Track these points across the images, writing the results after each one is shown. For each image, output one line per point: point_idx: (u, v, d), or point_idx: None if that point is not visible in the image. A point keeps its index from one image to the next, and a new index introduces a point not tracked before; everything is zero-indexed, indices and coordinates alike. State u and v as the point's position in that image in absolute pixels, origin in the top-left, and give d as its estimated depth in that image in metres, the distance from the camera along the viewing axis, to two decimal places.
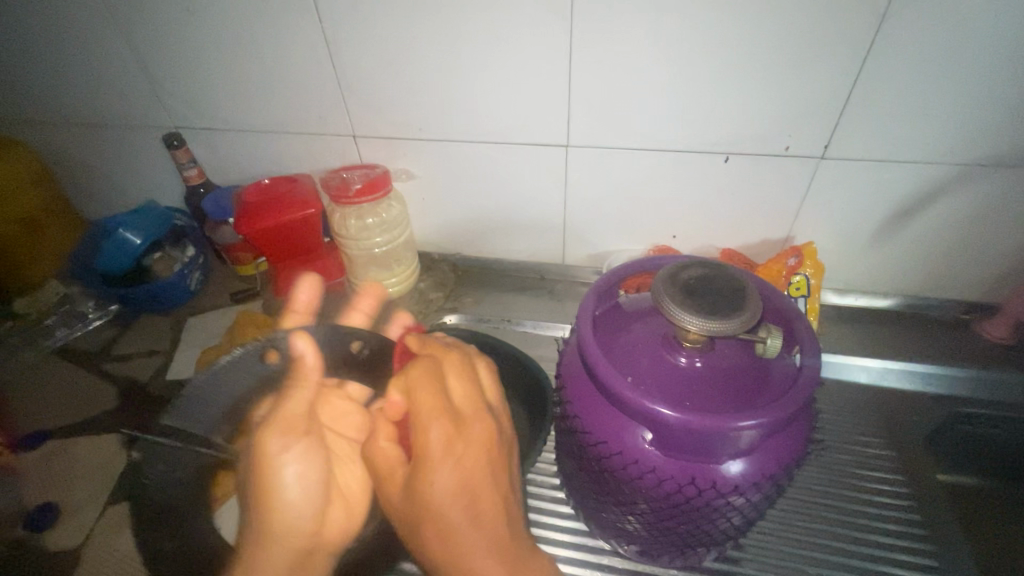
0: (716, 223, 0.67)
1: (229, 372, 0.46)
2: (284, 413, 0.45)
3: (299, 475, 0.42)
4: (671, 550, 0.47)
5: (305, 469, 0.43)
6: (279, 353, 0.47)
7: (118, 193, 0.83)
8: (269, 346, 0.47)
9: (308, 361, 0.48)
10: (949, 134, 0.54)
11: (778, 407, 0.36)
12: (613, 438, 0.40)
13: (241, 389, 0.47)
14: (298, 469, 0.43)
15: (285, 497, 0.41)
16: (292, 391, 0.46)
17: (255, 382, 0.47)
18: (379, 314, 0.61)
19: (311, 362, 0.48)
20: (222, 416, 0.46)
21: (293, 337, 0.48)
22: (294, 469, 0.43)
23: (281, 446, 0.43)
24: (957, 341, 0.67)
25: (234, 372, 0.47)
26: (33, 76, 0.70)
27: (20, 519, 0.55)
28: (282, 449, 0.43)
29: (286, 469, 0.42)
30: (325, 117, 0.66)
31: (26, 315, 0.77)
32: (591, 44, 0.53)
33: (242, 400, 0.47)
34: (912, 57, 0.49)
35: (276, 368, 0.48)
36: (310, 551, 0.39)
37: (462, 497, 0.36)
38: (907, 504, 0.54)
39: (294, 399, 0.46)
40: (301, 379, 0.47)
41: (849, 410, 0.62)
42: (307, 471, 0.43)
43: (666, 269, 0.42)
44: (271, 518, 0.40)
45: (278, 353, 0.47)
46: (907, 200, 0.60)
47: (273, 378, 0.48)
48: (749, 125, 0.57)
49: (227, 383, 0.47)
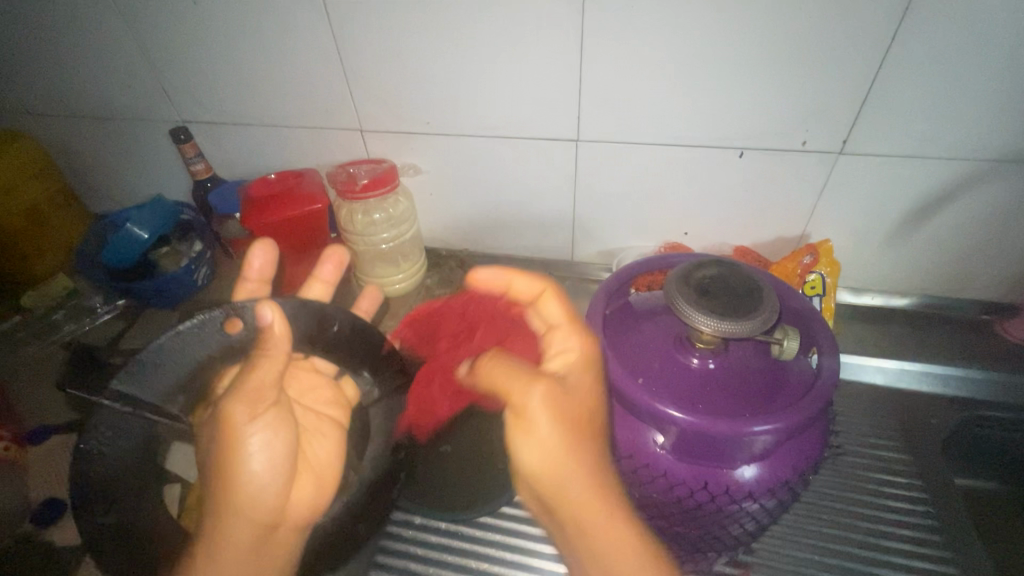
0: (728, 220, 0.65)
1: (190, 341, 0.42)
2: (245, 387, 0.38)
3: (269, 448, 0.39)
4: (682, 555, 0.46)
5: (278, 436, 0.40)
6: (242, 321, 0.42)
7: (126, 186, 0.83)
8: (232, 314, 0.42)
9: (277, 334, 0.41)
10: (974, 129, 0.52)
11: (795, 412, 0.35)
12: (623, 441, 0.39)
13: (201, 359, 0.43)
14: (267, 442, 0.39)
15: (250, 469, 0.38)
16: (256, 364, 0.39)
17: (215, 352, 0.42)
18: (369, 305, 0.62)
19: (280, 339, 0.41)
20: (180, 388, 0.43)
21: (260, 306, 0.42)
22: (262, 439, 0.39)
23: (249, 417, 0.38)
24: (976, 342, 0.66)
25: (199, 344, 0.42)
26: (40, 69, 0.70)
27: (27, 512, 0.56)
28: (250, 421, 0.38)
29: (253, 440, 0.38)
30: (331, 110, 0.65)
31: (34, 309, 0.77)
32: (603, 37, 0.52)
33: (201, 372, 0.43)
34: (937, 50, 0.48)
35: (241, 337, 0.42)
36: (272, 527, 0.39)
37: (560, 438, 0.35)
38: (923, 509, 0.53)
39: (263, 369, 0.39)
40: (268, 351, 0.40)
41: (864, 412, 0.61)
42: (277, 441, 0.40)
43: (679, 268, 0.40)
44: (234, 489, 0.38)
45: (240, 321, 0.42)
46: (927, 197, 0.58)
47: (238, 348, 0.42)
48: (764, 120, 0.55)
49: (192, 353, 0.43)
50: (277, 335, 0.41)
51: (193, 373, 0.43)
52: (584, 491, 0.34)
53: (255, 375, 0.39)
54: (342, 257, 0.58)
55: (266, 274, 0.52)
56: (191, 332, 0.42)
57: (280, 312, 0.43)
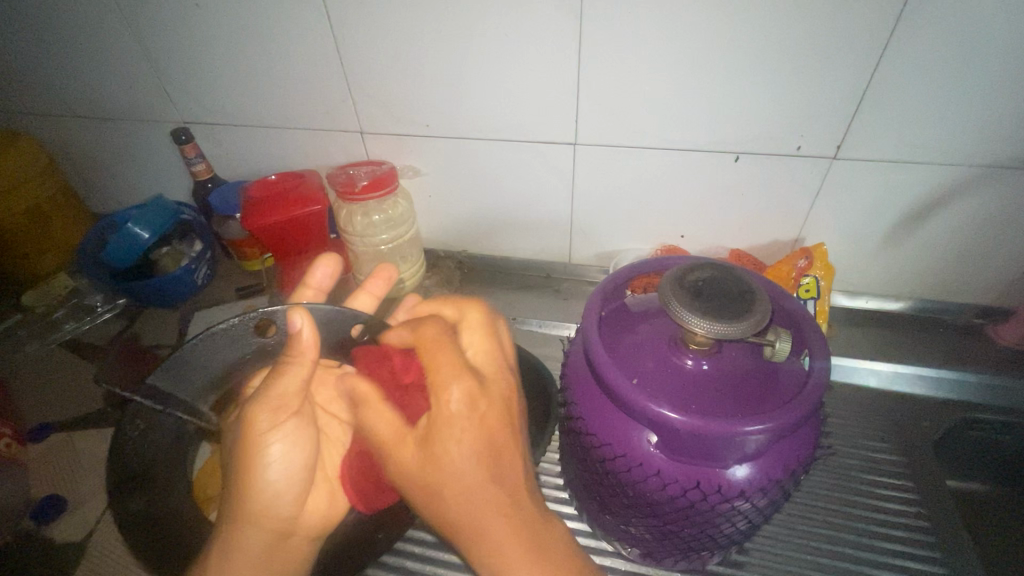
0: (723, 224, 0.66)
1: (223, 343, 0.46)
2: (269, 398, 0.38)
3: (287, 456, 0.40)
4: (675, 553, 0.47)
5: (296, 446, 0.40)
6: (276, 328, 0.45)
7: (128, 186, 0.83)
8: (266, 320, 0.45)
9: (306, 343, 0.39)
10: (965, 135, 0.53)
11: (786, 413, 0.36)
12: (618, 440, 0.40)
13: (234, 360, 0.46)
14: (286, 452, 0.40)
15: (267, 478, 0.39)
16: (285, 369, 0.39)
17: (249, 354, 0.46)
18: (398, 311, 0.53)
19: (308, 347, 0.39)
20: (214, 387, 0.48)
21: (290, 310, 0.39)
22: (282, 447, 0.40)
23: (270, 424, 0.39)
24: (969, 345, 0.66)
25: (232, 347, 0.46)
26: (43, 70, 0.70)
27: (27, 509, 0.56)
28: (271, 431, 0.39)
29: (273, 448, 0.39)
30: (332, 113, 0.65)
31: (36, 308, 0.77)
32: (600, 43, 0.53)
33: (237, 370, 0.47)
34: (929, 58, 0.48)
35: (275, 342, 0.46)
36: (287, 532, 0.40)
37: (483, 461, 0.36)
38: (914, 510, 0.54)
39: (288, 378, 0.39)
40: (295, 359, 0.39)
41: (857, 414, 0.62)
42: (295, 453, 0.40)
43: (673, 270, 0.41)
44: (250, 494, 0.38)
45: (274, 328, 0.45)
46: (920, 202, 0.59)
47: (270, 352, 0.46)
48: (759, 125, 0.56)
49: (221, 356, 0.46)
50: (306, 345, 0.39)
51: (225, 374, 0.47)
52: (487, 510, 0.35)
53: (283, 382, 0.39)
54: (393, 274, 0.54)
55: (324, 284, 0.54)
56: (223, 334, 0.45)
57: (309, 315, 0.40)
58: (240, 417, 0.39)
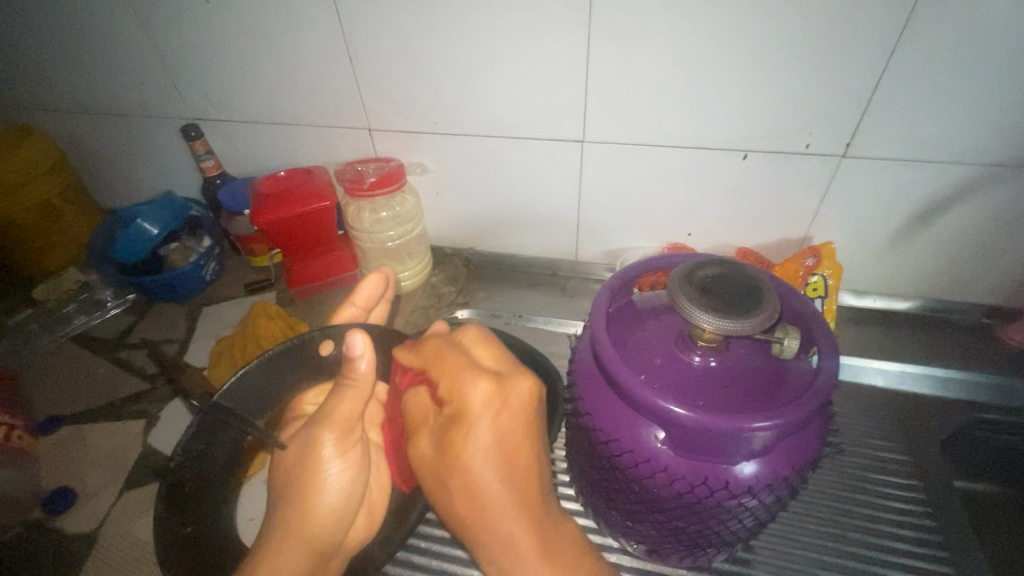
0: (730, 222, 0.66)
1: (283, 364, 0.48)
2: (333, 417, 0.41)
3: (341, 479, 0.41)
4: (681, 550, 0.47)
5: (354, 471, 0.41)
6: (335, 346, 0.48)
7: (137, 183, 0.84)
8: (325, 337, 0.48)
9: (360, 368, 0.41)
10: (976, 133, 0.52)
11: (795, 409, 0.36)
12: (625, 436, 0.40)
13: (286, 382, 0.49)
14: (343, 478, 0.41)
15: (322, 501, 0.40)
16: (344, 392, 0.42)
17: (304, 371, 0.49)
18: (397, 307, 0.58)
19: (364, 371, 0.41)
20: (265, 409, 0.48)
21: (351, 334, 0.41)
22: (340, 475, 0.41)
23: (336, 450, 0.41)
24: (977, 346, 0.66)
25: (289, 370, 0.48)
26: (54, 66, 0.71)
27: (39, 501, 0.57)
28: (330, 450, 0.41)
29: (332, 470, 0.41)
30: (340, 109, 0.66)
31: (47, 302, 0.78)
32: (607, 42, 0.53)
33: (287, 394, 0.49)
34: (939, 57, 0.48)
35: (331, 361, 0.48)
36: (330, 556, 0.40)
37: (498, 458, 0.35)
38: (921, 509, 0.53)
39: (347, 401, 0.42)
40: (352, 382, 0.42)
41: (863, 413, 0.62)
42: (353, 480, 0.41)
43: (682, 267, 0.41)
44: (303, 510, 0.40)
45: (333, 345, 0.48)
46: (928, 201, 0.59)
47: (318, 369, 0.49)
48: (766, 123, 0.56)
49: (278, 380, 0.48)
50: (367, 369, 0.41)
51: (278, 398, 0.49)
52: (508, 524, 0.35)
53: (342, 407, 0.42)
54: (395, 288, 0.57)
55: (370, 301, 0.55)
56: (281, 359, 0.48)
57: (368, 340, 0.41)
58: (305, 436, 0.41)
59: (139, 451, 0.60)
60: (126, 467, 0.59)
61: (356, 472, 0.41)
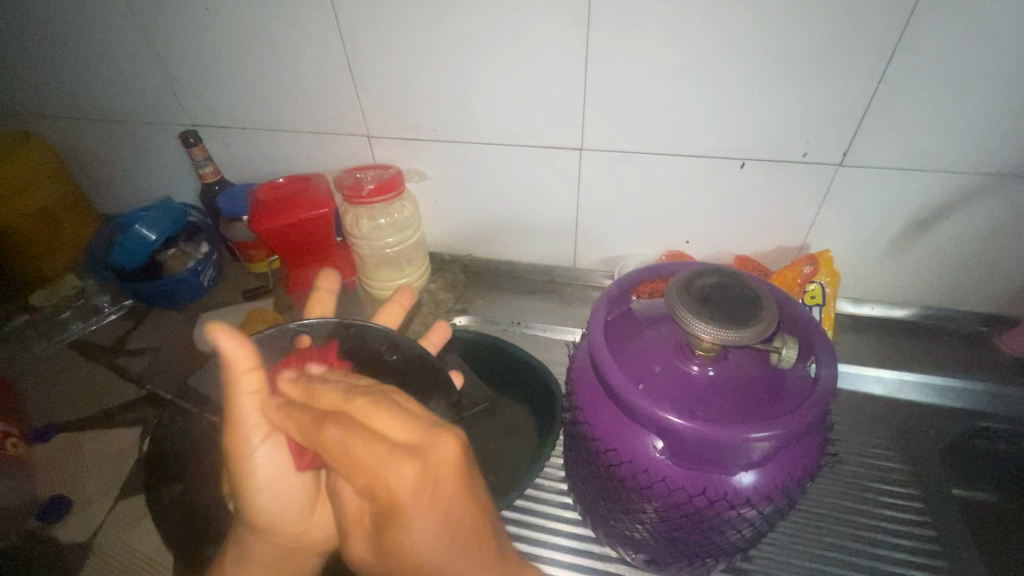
0: (728, 230, 0.66)
1: None
2: (238, 421, 0.37)
3: (275, 474, 0.39)
4: (679, 560, 0.47)
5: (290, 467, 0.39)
6: None
7: (136, 189, 0.84)
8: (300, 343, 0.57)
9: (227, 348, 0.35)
10: (972, 141, 0.53)
11: (793, 420, 0.36)
12: (624, 445, 0.40)
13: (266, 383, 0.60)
14: (273, 461, 0.38)
15: (258, 488, 0.38)
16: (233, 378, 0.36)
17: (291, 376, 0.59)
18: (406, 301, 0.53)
19: (234, 353, 0.35)
20: None
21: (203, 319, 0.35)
22: (266, 460, 0.38)
23: (257, 440, 0.38)
24: (974, 354, 0.66)
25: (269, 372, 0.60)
26: (53, 73, 0.71)
27: (33, 510, 0.56)
28: (252, 442, 0.38)
29: (257, 458, 0.38)
30: (339, 117, 0.66)
31: (43, 308, 0.78)
32: (606, 51, 0.53)
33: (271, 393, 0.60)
34: (935, 66, 0.48)
35: None
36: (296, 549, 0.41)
37: (442, 531, 0.30)
38: (920, 519, 0.53)
39: (244, 386, 0.36)
40: (228, 366, 0.36)
41: (863, 422, 0.61)
42: (281, 466, 0.39)
43: (680, 277, 0.41)
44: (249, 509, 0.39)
45: None
46: (925, 210, 0.59)
47: None
48: (765, 132, 0.56)
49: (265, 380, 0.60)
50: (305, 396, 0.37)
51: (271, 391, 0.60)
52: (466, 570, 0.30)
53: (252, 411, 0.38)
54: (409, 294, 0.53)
55: None
56: None
57: (233, 331, 0.36)
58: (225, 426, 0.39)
59: (136, 459, 0.60)
60: (123, 475, 0.59)
61: (286, 461, 0.39)
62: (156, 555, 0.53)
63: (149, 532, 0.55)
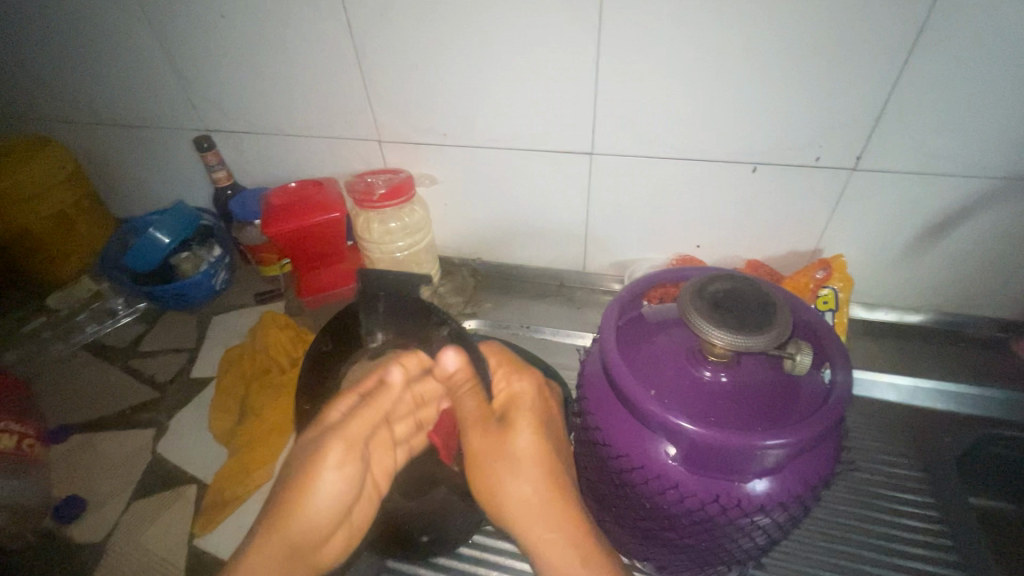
0: (740, 235, 0.66)
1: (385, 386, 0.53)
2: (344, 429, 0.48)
3: (335, 487, 0.46)
4: (692, 567, 0.46)
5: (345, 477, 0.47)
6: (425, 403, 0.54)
7: (150, 193, 0.85)
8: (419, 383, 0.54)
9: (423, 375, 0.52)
10: (989, 144, 0.52)
11: (806, 427, 0.35)
12: (635, 451, 0.40)
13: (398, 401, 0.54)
14: (338, 478, 0.47)
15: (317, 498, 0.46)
16: (381, 391, 0.51)
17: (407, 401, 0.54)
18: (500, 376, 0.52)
19: (446, 374, 0.52)
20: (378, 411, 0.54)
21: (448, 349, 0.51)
22: (332, 478, 0.46)
23: (337, 461, 0.47)
24: (991, 361, 0.65)
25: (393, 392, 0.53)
26: (72, 79, 0.72)
27: (49, 509, 0.57)
28: (332, 460, 0.46)
29: (326, 473, 0.46)
30: (351, 121, 0.66)
31: (59, 310, 0.79)
32: (616, 56, 0.53)
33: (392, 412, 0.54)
34: (950, 69, 0.48)
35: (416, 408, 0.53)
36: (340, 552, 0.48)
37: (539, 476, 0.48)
38: (936, 528, 0.52)
39: (383, 397, 0.51)
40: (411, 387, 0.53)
41: (877, 429, 0.61)
42: (343, 484, 0.47)
43: (693, 282, 0.41)
44: (293, 518, 0.45)
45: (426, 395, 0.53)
46: (940, 214, 0.58)
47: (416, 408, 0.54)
48: (777, 137, 0.56)
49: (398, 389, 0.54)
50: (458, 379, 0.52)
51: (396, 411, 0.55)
52: (537, 508, 0.46)
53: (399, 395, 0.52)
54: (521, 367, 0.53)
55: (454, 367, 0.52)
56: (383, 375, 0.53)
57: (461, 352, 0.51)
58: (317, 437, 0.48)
59: (151, 460, 0.61)
60: (137, 476, 0.59)
61: (350, 475, 0.47)
62: (168, 556, 0.53)
63: (161, 533, 0.55)
